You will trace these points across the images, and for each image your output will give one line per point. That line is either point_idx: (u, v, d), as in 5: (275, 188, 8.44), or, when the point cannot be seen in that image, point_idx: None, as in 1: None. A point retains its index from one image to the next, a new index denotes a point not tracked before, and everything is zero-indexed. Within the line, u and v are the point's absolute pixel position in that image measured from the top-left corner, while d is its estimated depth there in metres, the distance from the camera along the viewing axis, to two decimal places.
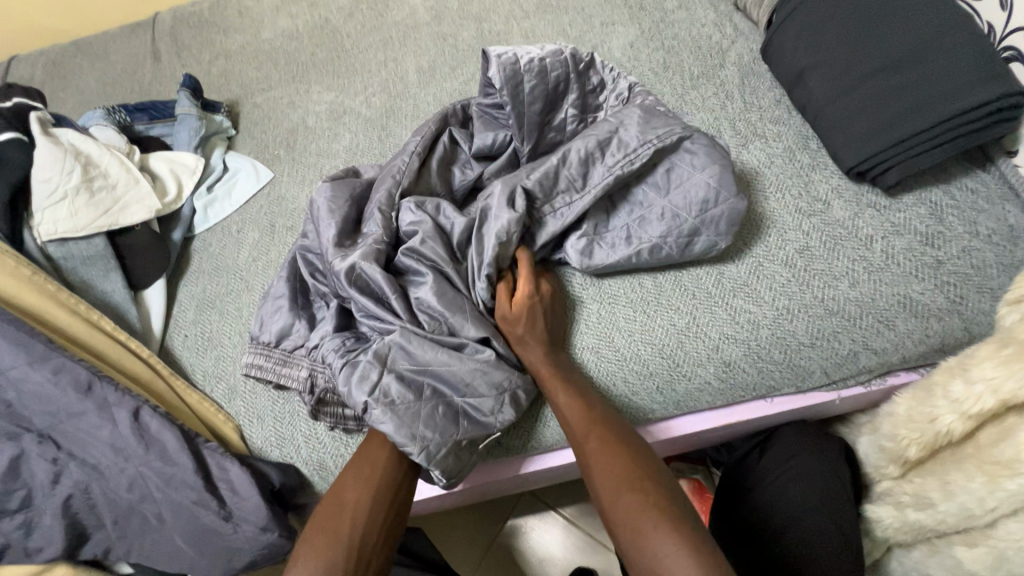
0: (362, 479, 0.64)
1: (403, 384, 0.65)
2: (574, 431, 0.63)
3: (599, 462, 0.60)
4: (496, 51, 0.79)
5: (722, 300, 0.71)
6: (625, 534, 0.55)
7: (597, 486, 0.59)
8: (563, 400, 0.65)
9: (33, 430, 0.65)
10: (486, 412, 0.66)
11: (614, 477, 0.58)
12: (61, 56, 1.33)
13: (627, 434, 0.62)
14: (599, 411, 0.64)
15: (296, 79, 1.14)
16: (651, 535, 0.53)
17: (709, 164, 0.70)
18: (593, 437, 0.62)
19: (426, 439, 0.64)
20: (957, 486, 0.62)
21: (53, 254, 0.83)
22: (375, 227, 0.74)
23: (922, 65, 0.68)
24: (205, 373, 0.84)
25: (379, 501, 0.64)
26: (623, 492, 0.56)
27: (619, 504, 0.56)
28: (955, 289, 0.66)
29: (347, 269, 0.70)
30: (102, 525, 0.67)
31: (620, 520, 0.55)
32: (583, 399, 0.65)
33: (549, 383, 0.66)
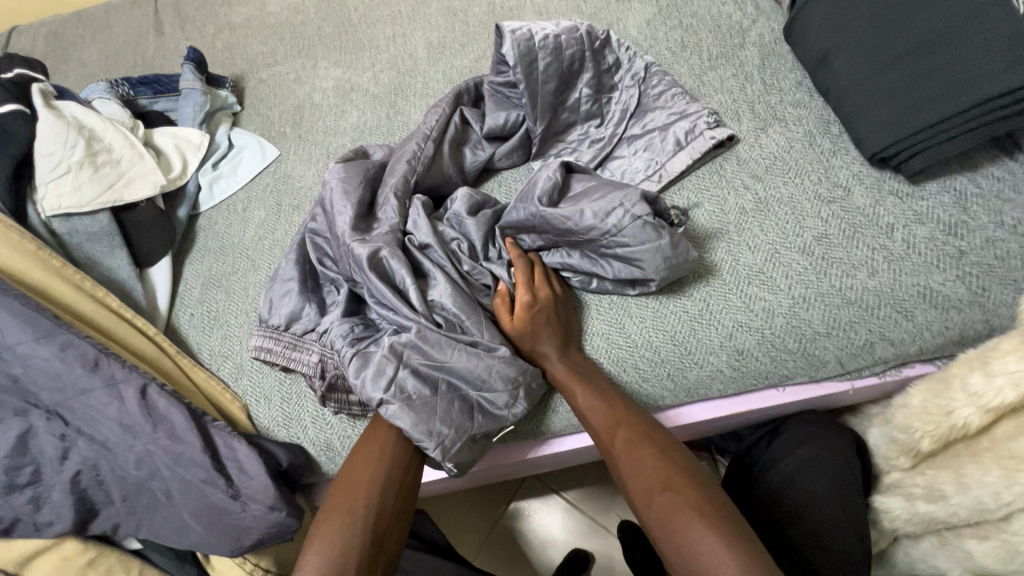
0: (371, 476, 0.63)
1: (419, 379, 0.65)
2: (599, 434, 0.63)
3: (630, 463, 0.60)
4: (510, 26, 0.76)
5: (737, 287, 0.69)
6: (662, 533, 0.55)
7: (632, 488, 0.59)
8: (584, 399, 0.65)
9: (41, 406, 0.65)
10: (500, 406, 0.66)
11: (647, 478, 0.58)
12: (63, 27, 1.30)
13: (652, 431, 0.62)
14: (622, 409, 0.64)
15: (302, 54, 1.11)
16: (691, 533, 0.53)
17: (644, 244, 0.66)
18: (620, 436, 0.62)
19: (442, 434, 0.63)
20: (972, 479, 0.61)
21: (57, 229, 0.82)
22: (391, 214, 0.74)
23: (953, 48, 0.66)
24: (212, 352, 0.84)
25: (389, 497, 0.63)
26: (659, 492, 0.56)
27: (656, 505, 0.56)
28: (977, 280, 0.65)
29: (369, 254, 0.68)
30: (110, 502, 0.67)
31: (657, 520, 0.56)
32: (603, 397, 0.64)
33: (567, 384, 0.66)
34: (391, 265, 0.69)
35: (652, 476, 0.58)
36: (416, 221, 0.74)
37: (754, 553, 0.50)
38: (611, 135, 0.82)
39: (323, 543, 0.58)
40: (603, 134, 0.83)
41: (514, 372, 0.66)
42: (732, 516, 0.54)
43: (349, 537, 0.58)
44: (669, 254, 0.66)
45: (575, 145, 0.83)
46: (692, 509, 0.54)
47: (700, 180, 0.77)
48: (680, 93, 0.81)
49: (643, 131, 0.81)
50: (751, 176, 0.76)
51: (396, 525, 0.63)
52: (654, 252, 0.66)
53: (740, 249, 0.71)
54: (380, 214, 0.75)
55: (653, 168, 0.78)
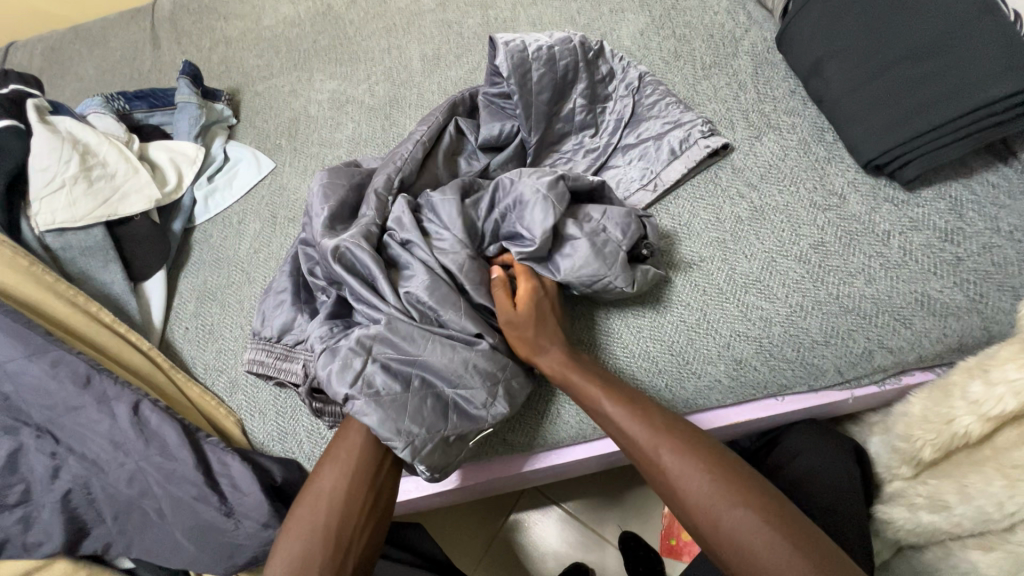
0: (335, 481, 0.61)
1: (389, 374, 0.64)
2: (624, 438, 0.60)
3: (675, 476, 0.55)
4: (503, 38, 0.77)
5: (733, 296, 0.69)
6: (727, 549, 0.51)
7: (679, 502, 0.55)
8: (613, 410, 0.61)
9: (31, 424, 0.65)
10: (477, 405, 0.64)
11: (699, 490, 0.54)
12: (61, 42, 1.30)
13: (694, 436, 0.58)
14: (656, 419, 0.60)
15: (298, 67, 1.11)
16: (759, 545, 0.50)
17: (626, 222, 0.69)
18: (665, 448, 0.57)
19: (412, 434, 0.62)
20: (976, 489, 0.61)
21: (51, 245, 0.81)
22: (368, 210, 0.72)
23: (947, 55, 0.66)
24: (207, 366, 0.83)
25: (353, 503, 0.61)
26: (718, 505, 0.52)
27: (718, 520, 0.52)
28: (974, 287, 0.64)
29: (333, 247, 0.67)
30: (101, 520, 0.66)
31: (720, 536, 0.52)
32: (627, 397, 0.62)
33: (577, 385, 0.63)
34: (359, 260, 0.68)
35: (707, 487, 0.54)
36: (398, 217, 0.71)
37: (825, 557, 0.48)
38: (606, 145, 0.82)
39: (284, 550, 0.58)
40: (597, 143, 0.83)
41: (493, 366, 0.65)
42: (798, 521, 0.51)
43: (309, 545, 0.58)
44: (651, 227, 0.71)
45: (570, 155, 0.83)
46: (754, 516, 0.51)
47: (695, 189, 0.77)
48: (674, 102, 0.81)
49: (637, 140, 0.81)
50: (746, 185, 0.76)
51: (363, 529, 0.61)
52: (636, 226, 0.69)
53: (736, 257, 0.71)
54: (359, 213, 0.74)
55: (648, 177, 0.78)
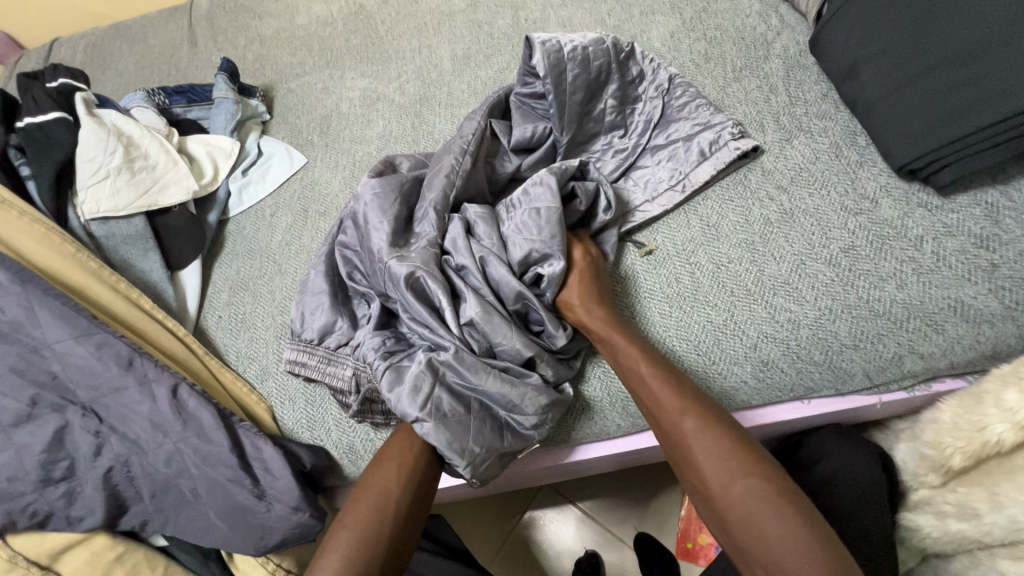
0: (400, 485, 0.63)
1: (454, 398, 0.66)
2: (655, 401, 0.62)
3: (695, 443, 0.57)
4: (540, 37, 0.78)
5: (761, 299, 0.69)
6: (736, 521, 0.53)
7: (697, 469, 0.56)
8: (650, 374, 0.62)
9: (77, 403, 0.68)
10: (530, 428, 0.66)
11: (719, 460, 0.55)
12: (102, 38, 1.35)
13: (722, 412, 0.60)
14: (690, 388, 0.61)
15: (330, 65, 1.14)
16: (772, 520, 0.51)
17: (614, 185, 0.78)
18: (690, 417, 0.59)
19: (472, 453, 0.64)
20: (1007, 498, 0.61)
21: (95, 232, 0.85)
22: (429, 230, 0.74)
23: (985, 60, 0.65)
24: (239, 354, 0.85)
25: (414, 509, 0.63)
26: (735, 475, 0.54)
27: (732, 490, 0.54)
28: (1011, 295, 0.63)
29: (407, 273, 0.69)
30: (139, 498, 0.69)
31: (731, 507, 0.53)
32: (664, 367, 0.63)
33: (616, 344, 0.66)
34: (428, 287, 0.69)
35: (730, 458, 0.55)
36: (455, 243, 0.73)
37: (836, 545, 0.49)
38: (635, 145, 0.83)
39: (347, 550, 0.59)
40: (626, 144, 0.83)
41: (547, 395, 0.66)
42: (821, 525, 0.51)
43: (376, 546, 0.59)
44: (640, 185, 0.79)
45: (599, 154, 0.84)
46: (770, 495, 0.52)
47: (724, 191, 0.77)
48: (704, 104, 0.81)
49: (667, 141, 0.82)
50: (776, 187, 0.76)
51: (416, 532, 0.64)
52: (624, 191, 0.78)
53: (765, 260, 0.71)
54: (417, 229, 0.76)
55: (677, 178, 0.78)
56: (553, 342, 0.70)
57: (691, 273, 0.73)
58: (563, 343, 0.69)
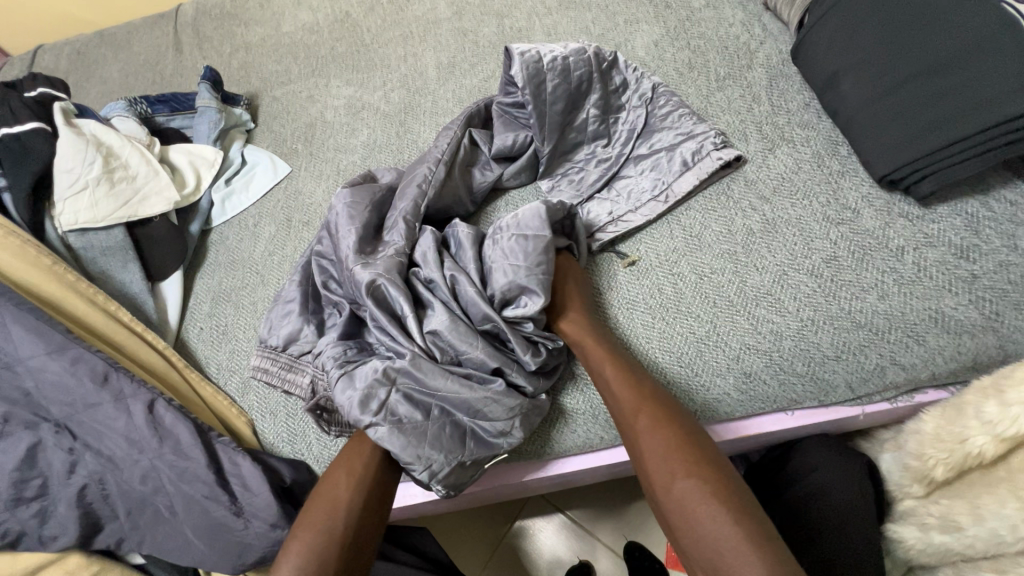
0: (350, 494, 0.62)
1: (411, 404, 0.65)
2: (616, 405, 0.62)
3: (648, 443, 0.57)
4: (519, 49, 0.77)
5: (744, 309, 0.69)
6: (677, 520, 0.53)
7: (645, 467, 0.57)
8: (613, 377, 0.63)
9: (50, 420, 0.66)
10: (495, 433, 0.65)
11: (665, 462, 0.55)
12: (86, 46, 1.34)
13: (680, 413, 0.59)
14: (649, 389, 0.61)
15: (315, 73, 1.13)
16: (708, 521, 0.51)
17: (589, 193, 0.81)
18: (645, 417, 0.59)
19: (431, 459, 0.63)
20: (988, 510, 0.60)
21: (73, 244, 0.84)
22: (397, 237, 0.74)
23: (963, 71, 0.65)
24: (220, 367, 0.84)
25: (366, 519, 0.62)
26: (678, 477, 0.54)
27: (675, 491, 0.53)
28: (991, 305, 0.63)
29: (368, 280, 0.68)
30: (115, 516, 0.67)
31: (675, 507, 0.53)
32: (628, 371, 0.63)
33: (587, 345, 0.67)
34: (390, 297, 0.69)
35: (675, 460, 0.55)
36: (423, 255, 0.73)
37: (773, 553, 0.48)
38: (618, 155, 0.83)
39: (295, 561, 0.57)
40: (609, 153, 0.83)
41: (511, 400, 0.65)
42: (765, 528, 0.50)
43: (324, 555, 0.57)
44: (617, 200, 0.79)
45: (582, 164, 0.84)
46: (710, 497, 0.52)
47: (707, 201, 0.77)
48: (687, 113, 0.81)
49: (650, 151, 0.81)
50: (758, 198, 0.75)
51: (371, 543, 0.62)
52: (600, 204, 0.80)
53: (747, 270, 0.71)
54: (386, 237, 0.75)
55: (660, 188, 0.78)
56: (524, 363, 0.67)
57: (675, 281, 0.73)
58: (534, 366, 0.67)
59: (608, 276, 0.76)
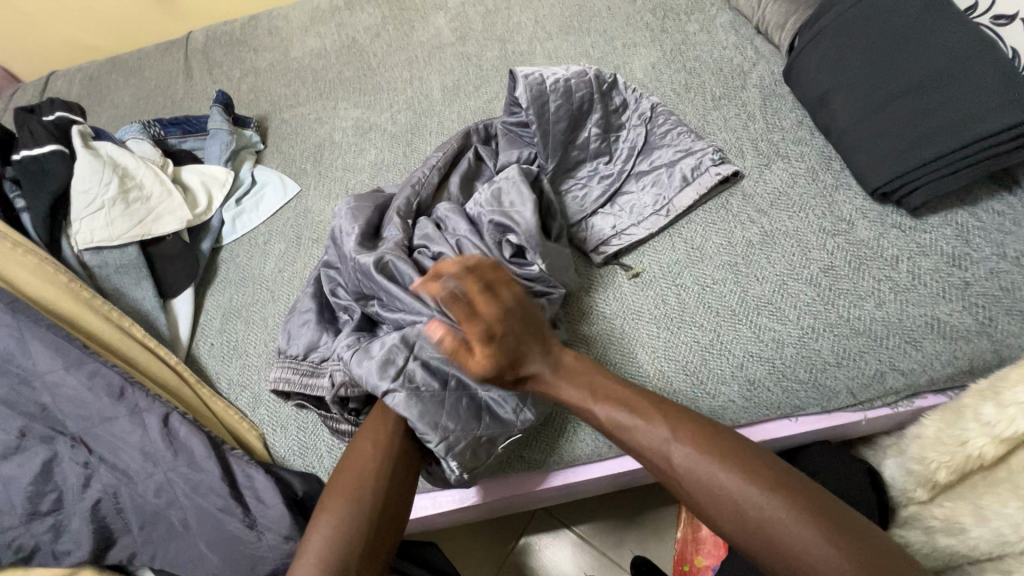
0: (376, 462, 0.63)
1: (428, 372, 0.67)
2: (632, 442, 0.58)
3: (687, 470, 0.54)
4: (523, 72, 0.81)
5: (747, 318, 0.71)
6: (759, 545, 0.50)
7: (700, 497, 0.54)
8: (601, 403, 0.60)
9: (66, 433, 0.67)
10: (509, 410, 0.67)
11: (719, 487, 0.52)
12: (98, 72, 1.38)
13: (708, 427, 0.57)
14: (660, 414, 0.58)
15: (324, 96, 1.17)
16: (797, 535, 0.48)
17: (593, 205, 0.83)
18: (673, 441, 0.56)
19: (447, 430, 0.64)
20: (991, 511, 0.61)
21: (89, 262, 0.86)
22: (395, 231, 0.76)
23: (948, 90, 0.69)
24: (230, 381, 0.85)
25: (394, 492, 0.62)
26: (744, 499, 0.51)
27: (747, 514, 0.51)
28: (984, 311, 0.66)
29: (374, 261, 0.71)
30: (128, 530, 0.68)
31: (752, 532, 0.50)
32: (628, 401, 0.59)
33: (569, 387, 0.61)
34: (409, 276, 0.71)
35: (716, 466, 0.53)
36: (425, 234, 0.75)
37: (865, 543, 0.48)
38: (619, 171, 0.85)
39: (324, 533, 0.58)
40: (611, 170, 0.85)
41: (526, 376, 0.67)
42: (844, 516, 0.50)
43: (356, 526, 0.58)
44: (622, 215, 0.81)
45: (586, 180, 0.85)
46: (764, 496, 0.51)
47: (706, 215, 0.80)
48: (685, 131, 0.85)
49: (651, 167, 0.84)
50: (756, 211, 0.78)
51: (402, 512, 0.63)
52: (605, 218, 0.82)
53: (749, 280, 0.73)
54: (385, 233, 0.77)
55: (661, 203, 0.80)
56: None
57: (679, 291, 0.75)
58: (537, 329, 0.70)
59: (611, 289, 0.78)
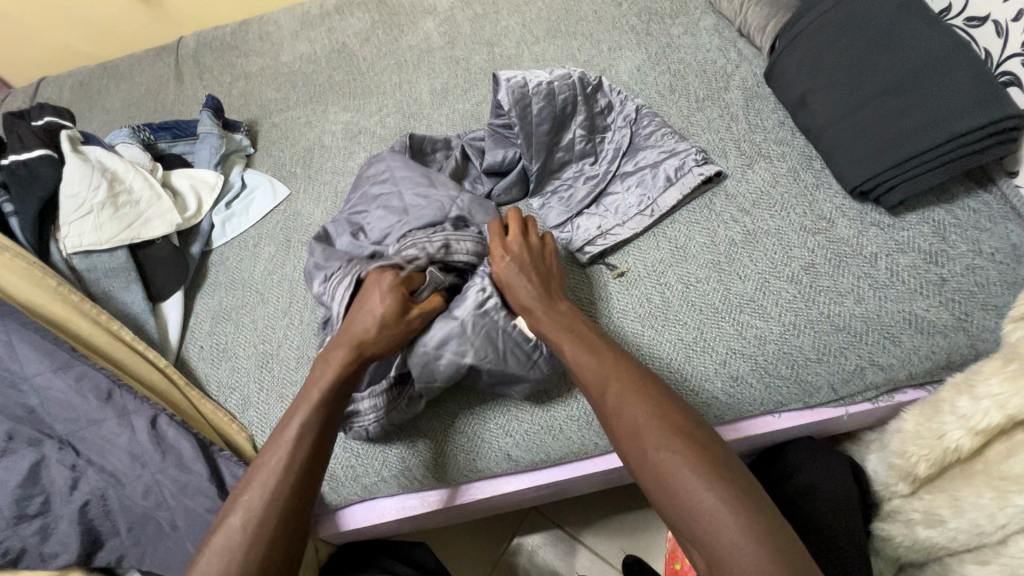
0: (308, 434, 0.61)
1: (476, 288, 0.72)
2: (588, 384, 0.62)
3: (630, 415, 0.58)
4: (506, 75, 0.82)
5: (728, 315, 0.72)
6: (671, 506, 0.53)
7: (633, 444, 0.57)
8: (572, 351, 0.64)
9: (54, 436, 0.68)
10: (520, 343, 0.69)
11: (651, 436, 0.56)
12: (89, 77, 1.38)
13: (654, 383, 0.60)
14: (617, 365, 0.62)
15: (313, 100, 1.18)
16: (705, 503, 0.51)
17: (579, 206, 0.84)
18: (620, 390, 0.59)
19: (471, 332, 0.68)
20: (968, 502, 0.61)
21: (77, 266, 0.86)
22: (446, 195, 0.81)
23: (923, 90, 0.70)
24: (220, 384, 0.86)
25: (315, 465, 0.61)
26: (669, 457, 0.54)
27: (667, 470, 0.53)
28: (960, 306, 0.67)
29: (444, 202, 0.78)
30: (116, 532, 0.68)
31: (667, 490, 0.53)
32: (590, 350, 0.63)
33: (543, 327, 0.66)
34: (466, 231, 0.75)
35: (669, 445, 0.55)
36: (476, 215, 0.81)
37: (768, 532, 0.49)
38: (605, 172, 0.86)
39: (248, 506, 0.57)
40: (597, 170, 0.87)
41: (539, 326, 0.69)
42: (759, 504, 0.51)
43: (272, 502, 0.58)
44: (607, 216, 0.82)
45: (571, 181, 0.87)
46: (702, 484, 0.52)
47: (690, 215, 0.81)
48: (670, 132, 0.86)
49: (635, 167, 0.85)
50: (739, 211, 0.79)
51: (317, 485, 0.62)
52: (591, 218, 0.83)
53: (731, 278, 0.74)
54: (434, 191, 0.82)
55: (645, 203, 0.81)
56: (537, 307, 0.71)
57: (663, 289, 0.76)
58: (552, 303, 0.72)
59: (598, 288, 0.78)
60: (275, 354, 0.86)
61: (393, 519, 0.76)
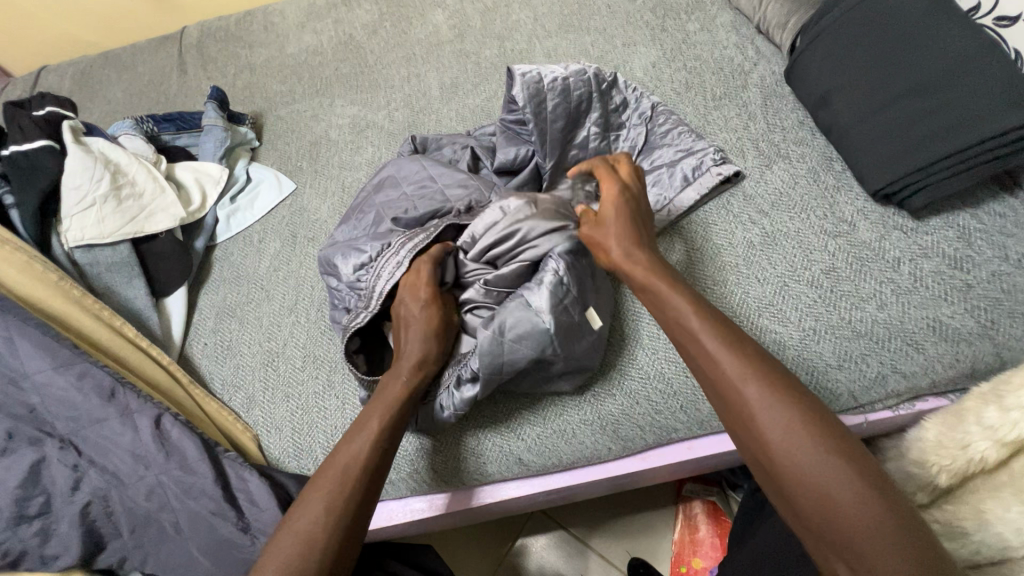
0: (362, 456, 0.58)
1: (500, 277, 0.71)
2: (713, 364, 0.54)
3: (763, 406, 0.50)
4: (520, 70, 0.80)
5: (748, 319, 0.70)
6: (817, 516, 0.46)
7: (766, 440, 0.49)
8: (700, 321, 0.56)
9: (55, 436, 0.66)
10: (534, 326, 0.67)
11: (792, 435, 0.48)
12: (91, 67, 1.36)
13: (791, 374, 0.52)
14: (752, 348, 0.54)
15: (320, 93, 1.16)
16: (866, 521, 0.44)
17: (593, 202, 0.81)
18: (756, 374, 0.51)
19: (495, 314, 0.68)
20: (993, 515, 0.59)
21: (79, 260, 0.84)
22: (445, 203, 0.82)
23: (951, 91, 0.68)
24: (224, 382, 0.84)
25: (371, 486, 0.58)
26: (816, 460, 0.47)
27: (814, 478, 0.46)
28: (986, 314, 0.66)
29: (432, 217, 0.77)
30: (118, 534, 0.66)
31: (811, 498, 0.46)
32: (720, 324, 0.55)
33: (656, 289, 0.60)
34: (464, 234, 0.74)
35: (781, 409, 0.49)
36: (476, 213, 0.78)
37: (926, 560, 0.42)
38: None
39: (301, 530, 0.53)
40: None
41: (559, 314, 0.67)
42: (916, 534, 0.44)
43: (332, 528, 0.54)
44: None
45: None
46: (838, 461, 0.46)
47: (707, 216, 0.79)
48: (686, 130, 0.84)
49: (651, 167, 0.83)
50: (757, 212, 0.78)
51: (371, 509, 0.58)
52: None
53: (750, 280, 0.73)
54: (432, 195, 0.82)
55: (661, 203, 0.79)
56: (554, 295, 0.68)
57: None
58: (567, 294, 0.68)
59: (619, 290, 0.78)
60: (280, 353, 0.84)
61: (398, 524, 0.74)
